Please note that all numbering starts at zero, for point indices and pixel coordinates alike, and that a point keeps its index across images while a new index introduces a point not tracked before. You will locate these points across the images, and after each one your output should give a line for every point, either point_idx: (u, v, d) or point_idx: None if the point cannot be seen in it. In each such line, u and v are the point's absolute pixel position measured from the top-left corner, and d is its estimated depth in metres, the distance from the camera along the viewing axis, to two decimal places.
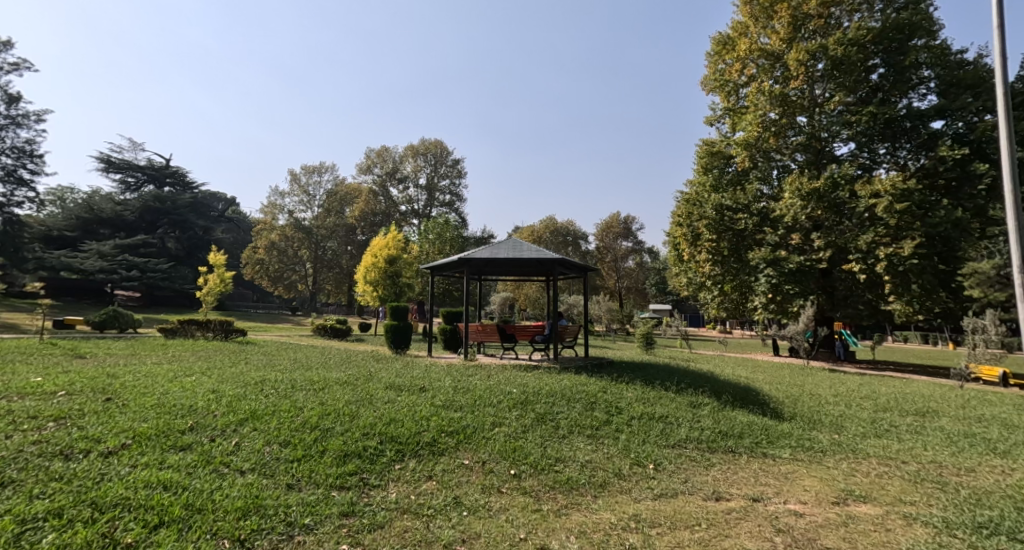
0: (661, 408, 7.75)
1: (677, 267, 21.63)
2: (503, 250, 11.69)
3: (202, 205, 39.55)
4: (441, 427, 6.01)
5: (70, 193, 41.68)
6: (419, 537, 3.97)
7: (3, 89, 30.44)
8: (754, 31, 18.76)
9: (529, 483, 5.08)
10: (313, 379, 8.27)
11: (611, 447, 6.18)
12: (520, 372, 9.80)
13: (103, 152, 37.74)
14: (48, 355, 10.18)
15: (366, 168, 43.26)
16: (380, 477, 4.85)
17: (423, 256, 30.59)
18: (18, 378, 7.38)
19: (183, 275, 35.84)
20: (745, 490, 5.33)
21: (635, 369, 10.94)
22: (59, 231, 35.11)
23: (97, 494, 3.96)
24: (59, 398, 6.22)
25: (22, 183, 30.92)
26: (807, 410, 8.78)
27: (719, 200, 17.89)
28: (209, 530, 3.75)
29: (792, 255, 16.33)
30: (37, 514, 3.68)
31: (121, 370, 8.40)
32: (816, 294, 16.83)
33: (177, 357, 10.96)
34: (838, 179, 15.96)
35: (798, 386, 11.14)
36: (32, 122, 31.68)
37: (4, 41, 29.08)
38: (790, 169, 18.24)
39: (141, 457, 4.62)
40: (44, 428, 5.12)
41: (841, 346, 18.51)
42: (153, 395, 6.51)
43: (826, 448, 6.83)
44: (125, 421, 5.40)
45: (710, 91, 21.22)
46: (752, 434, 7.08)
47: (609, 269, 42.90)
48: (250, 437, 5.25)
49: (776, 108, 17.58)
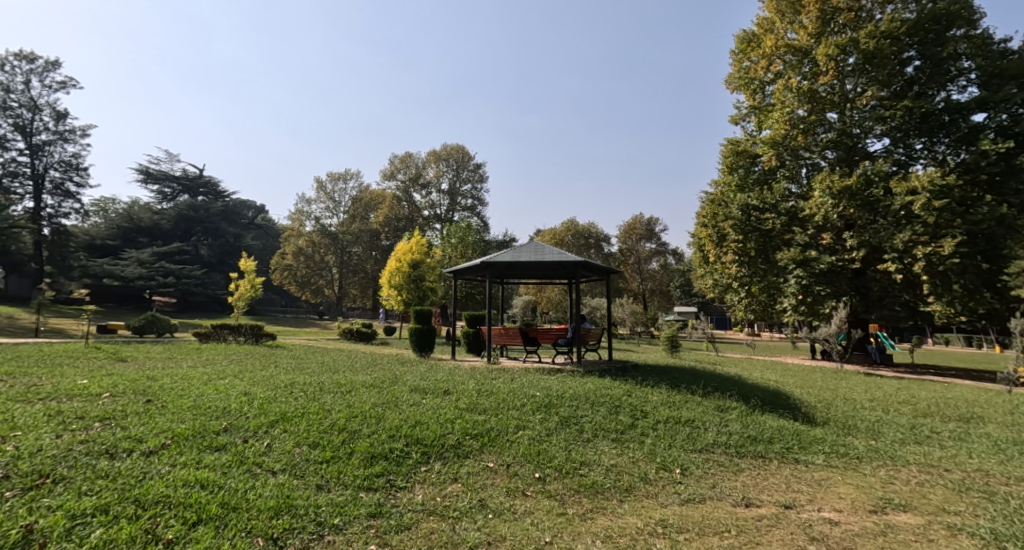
0: (687, 412, 7.66)
1: (702, 268, 21.39)
2: (525, 253, 11.70)
3: (233, 213, 40.79)
4: (466, 429, 6.10)
5: (111, 203, 43.59)
6: (445, 539, 4.03)
7: (52, 106, 31.93)
8: (780, 26, 18.62)
9: (553, 487, 5.09)
10: (340, 381, 8.49)
11: (637, 451, 6.14)
12: (543, 375, 9.78)
13: (141, 164, 39.24)
14: (94, 359, 10.67)
15: (389, 174, 43.84)
16: (406, 479, 4.93)
17: (445, 259, 30.93)
18: (66, 380, 7.72)
19: (215, 282, 36.85)
20: (776, 496, 5.23)
21: (660, 373, 10.83)
22: (101, 240, 36.37)
23: (140, 492, 4.11)
24: (103, 400, 6.47)
25: (68, 196, 32.66)
26: (840, 416, 8.53)
27: (745, 200, 17.64)
28: (243, 529, 3.87)
29: (822, 255, 15.97)
30: (86, 510, 3.85)
31: (159, 373, 8.75)
32: (849, 295, 16.35)
33: (211, 360, 11.39)
34: (872, 176, 15.42)
35: (830, 390, 10.86)
36: (78, 137, 33.04)
37: (52, 60, 30.70)
38: (820, 166, 17.80)
39: (180, 457, 4.80)
40: (90, 429, 5.34)
41: (876, 349, 17.79)
42: (189, 397, 6.72)
43: (862, 455, 6.63)
44: (164, 422, 5.62)
45: (734, 90, 20.97)
46: (783, 440, 6.93)
47: (632, 271, 42.48)
48: (280, 439, 5.40)
49: (805, 105, 17.30)
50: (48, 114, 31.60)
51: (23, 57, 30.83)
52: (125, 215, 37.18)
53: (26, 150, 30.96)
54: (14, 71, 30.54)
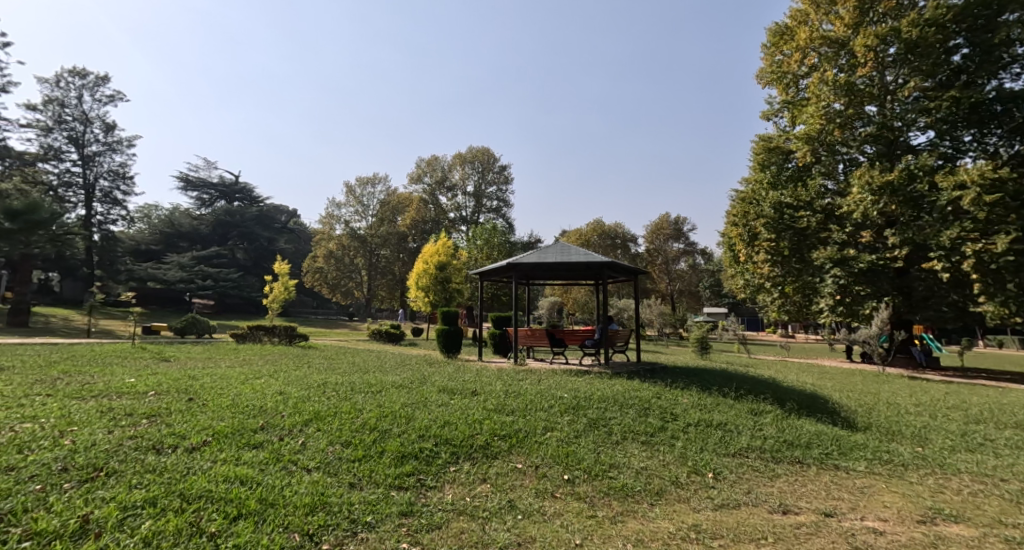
0: (719, 415, 7.51)
1: (733, 268, 20.99)
2: (550, 254, 11.71)
3: (268, 218, 41.58)
4: (494, 430, 6.11)
5: (155, 209, 45.46)
6: (475, 538, 4.05)
7: (102, 118, 33.46)
8: (815, 18, 18.15)
9: (583, 489, 5.06)
10: (370, 381, 8.65)
11: (668, 454, 6.05)
12: (570, 377, 9.75)
13: (181, 171, 40.70)
14: (140, 358, 11.11)
15: (416, 177, 44.41)
16: (436, 479, 4.98)
17: (471, 261, 31.13)
18: (115, 379, 8.05)
19: (251, 284, 37.91)
20: (816, 504, 5.07)
21: (690, 375, 10.66)
22: (146, 246, 38.04)
23: (185, 486, 4.26)
24: (150, 397, 6.78)
25: (116, 204, 34.18)
26: (884, 421, 8.21)
27: (778, 198, 17.24)
28: (281, 524, 3.97)
29: (861, 254, 15.42)
30: (136, 501, 4.01)
31: (201, 372, 9.02)
32: (891, 296, 15.76)
33: (248, 360, 11.75)
34: (915, 171, 14.76)
35: (872, 394, 10.48)
36: (126, 148, 34.50)
37: (101, 75, 32.18)
38: (858, 161, 17.22)
39: (220, 453, 4.97)
40: (139, 425, 5.57)
41: (920, 352, 17.09)
42: (228, 395, 6.99)
43: (908, 462, 6.37)
44: (205, 419, 5.80)
45: (765, 84, 20.57)
46: (821, 445, 6.73)
47: (660, 272, 41.91)
48: (314, 437, 5.52)
49: (841, 98, 16.54)
50: (98, 127, 33.14)
51: (76, 73, 32.36)
52: (167, 221, 38.69)
53: (79, 161, 32.54)
54: (69, 87, 32.10)
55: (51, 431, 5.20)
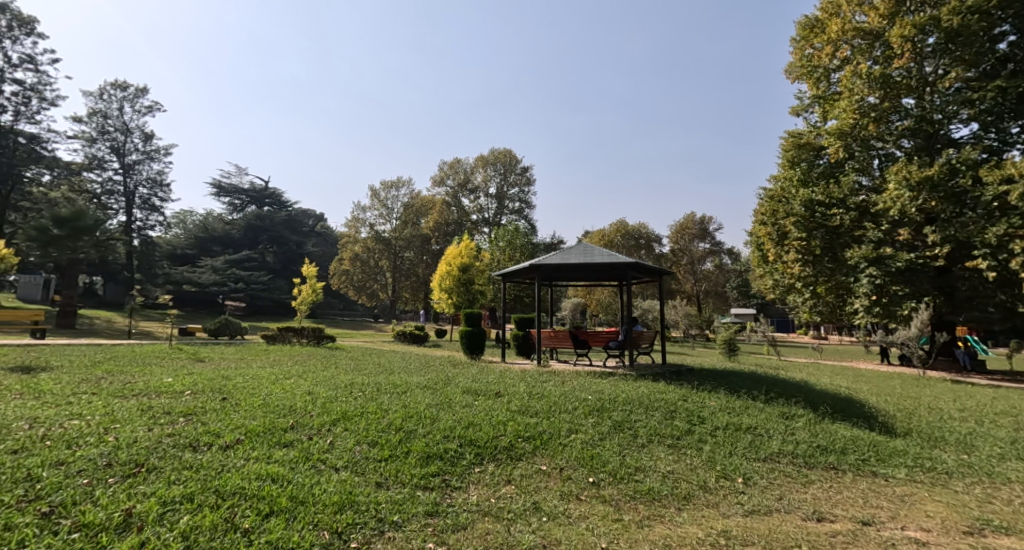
0: (748, 418, 7.33)
1: (761, 268, 20.52)
2: (573, 255, 11.67)
3: (296, 222, 42.30)
4: (518, 432, 6.08)
5: (189, 214, 46.92)
6: (501, 540, 4.03)
7: (141, 128, 34.67)
8: (848, 10, 17.60)
9: (608, 492, 4.99)
10: (396, 382, 8.72)
11: (695, 458, 5.92)
12: (594, 379, 9.67)
13: (214, 178, 41.85)
14: (176, 359, 11.46)
15: (439, 179, 44.73)
16: (461, 480, 4.99)
17: (494, 263, 31.20)
18: (153, 379, 8.31)
19: (280, 287, 38.79)
20: (852, 511, 4.90)
21: (717, 377, 10.46)
22: (181, 250, 39.34)
23: (219, 483, 4.36)
24: (186, 397, 6.96)
25: (154, 210, 35.34)
26: (925, 427, 7.89)
27: (809, 196, 16.81)
28: (311, 521, 4.01)
29: (899, 253, 14.91)
30: (175, 497, 4.12)
31: (233, 373, 9.25)
32: (931, 296, 15.16)
33: (277, 361, 12.00)
34: (957, 165, 14.20)
35: (912, 398, 10.08)
36: (163, 156, 35.67)
37: (140, 87, 33.38)
38: (895, 156, 16.63)
39: (253, 451, 5.07)
40: (176, 423, 5.73)
41: (965, 355, 16.30)
42: (260, 395, 7.14)
43: (952, 470, 6.11)
44: (238, 418, 5.93)
45: (795, 79, 20.06)
46: (857, 451, 6.50)
47: (685, 272, 41.28)
48: (342, 437, 5.59)
49: (876, 91, 16.07)
50: (138, 136, 34.33)
51: (118, 86, 33.62)
52: (201, 226, 39.90)
53: (120, 170, 33.78)
54: (111, 99, 33.38)
55: (97, 428, 5.40)
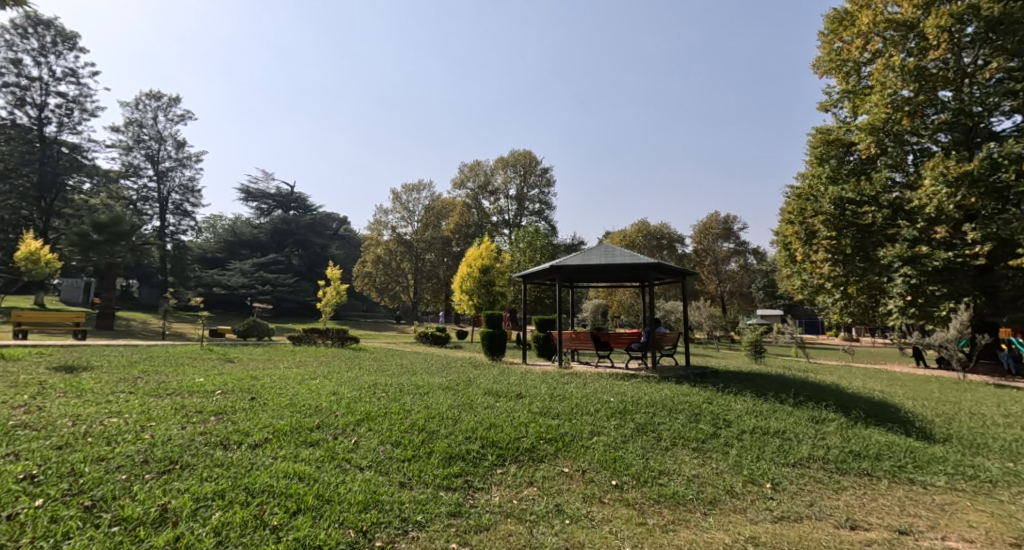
0: (776, 422, 7.15)
1: (789, 268, 20.06)
2: (595, 256, 11.60)
3: (321, 226, 43.08)
4: (541, 433, 6.04)
5: (218, 219, 48.13)
6: (524, 541, 4.00)
7: (174, 136, 35.68)
8: (880, 1, 17.11)
9: (631, 495, 4.91)
10: (419, 383, 8.76)
11: (721, 462, 5.80)
12: (617, 381, 9.57)
13: (242, 183, 42.81)
14: (208, 359, 11.75)
15: (460, 182, 44.97)
16: (483, 480, 4.97)
17: (515, 264, 31.21)
18: (185, 379, 8.52)
19: (306, 289, 39.50)
20: (888, 520, 4.72)
21: (743, 380, 10.25)
22: (211, 254, 40.39)
23: (249, 480, 4.43)
24: (217, 396, 7.11)
25: (186, 215, 36.31)
26: (965, 433, 7.58)
27: (838, 193, 16.38)
28: (336, 520, 4.04)
29: (935, 251, 14.40)
30: (207, 493, 4.20)
31: (262, 373, 9.44)
32: (971, 296, 14.57)
33: (302, 361, 12.20)
34: (999, 159, 13.65)
35: (951, 403, 9.71)
36: (195, 163, 36.64)
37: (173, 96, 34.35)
38: (930, 151, 16.00)
39: (280, 450, 5.14)
40: (208, 421, 5.85)
41: (1008, 357, 15.62)
42: (287, 395, 7.25)
43: (996, 479, 5.84)
44: (266, 417, 6.03)
45: (823, 74, 19.60)
46: (892, 457, 6.28)
47: (709, 273, 40.65)
48: (366, 437, 5.63)
49: (910, 84, 15.59)
50: (171, 144, 35.33)
51: (152, 96, 34.67)
52: (229, 230, 40.88)
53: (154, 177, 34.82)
54: (145, 109, 34.45)
55: (134, 425, 5.54)
